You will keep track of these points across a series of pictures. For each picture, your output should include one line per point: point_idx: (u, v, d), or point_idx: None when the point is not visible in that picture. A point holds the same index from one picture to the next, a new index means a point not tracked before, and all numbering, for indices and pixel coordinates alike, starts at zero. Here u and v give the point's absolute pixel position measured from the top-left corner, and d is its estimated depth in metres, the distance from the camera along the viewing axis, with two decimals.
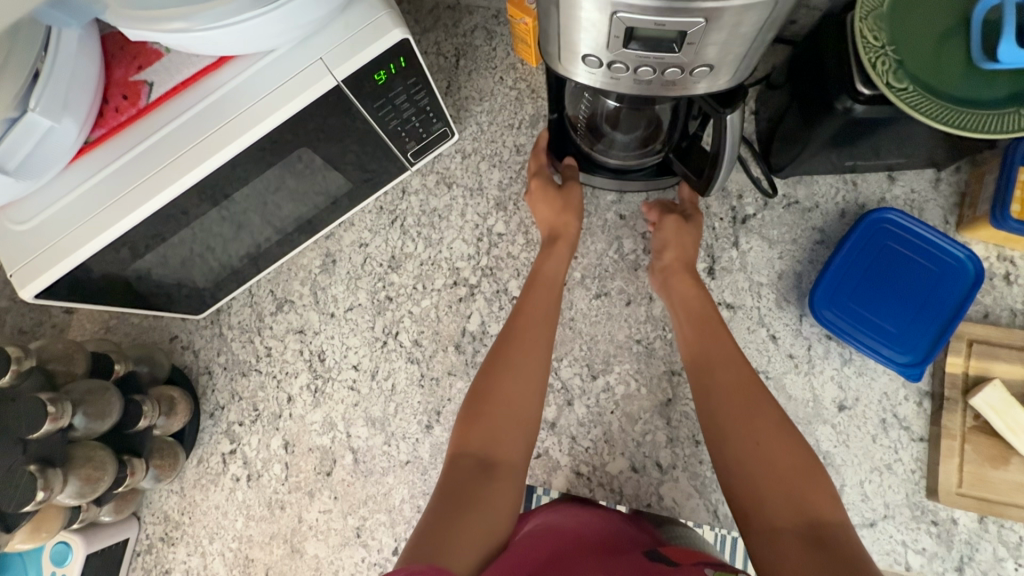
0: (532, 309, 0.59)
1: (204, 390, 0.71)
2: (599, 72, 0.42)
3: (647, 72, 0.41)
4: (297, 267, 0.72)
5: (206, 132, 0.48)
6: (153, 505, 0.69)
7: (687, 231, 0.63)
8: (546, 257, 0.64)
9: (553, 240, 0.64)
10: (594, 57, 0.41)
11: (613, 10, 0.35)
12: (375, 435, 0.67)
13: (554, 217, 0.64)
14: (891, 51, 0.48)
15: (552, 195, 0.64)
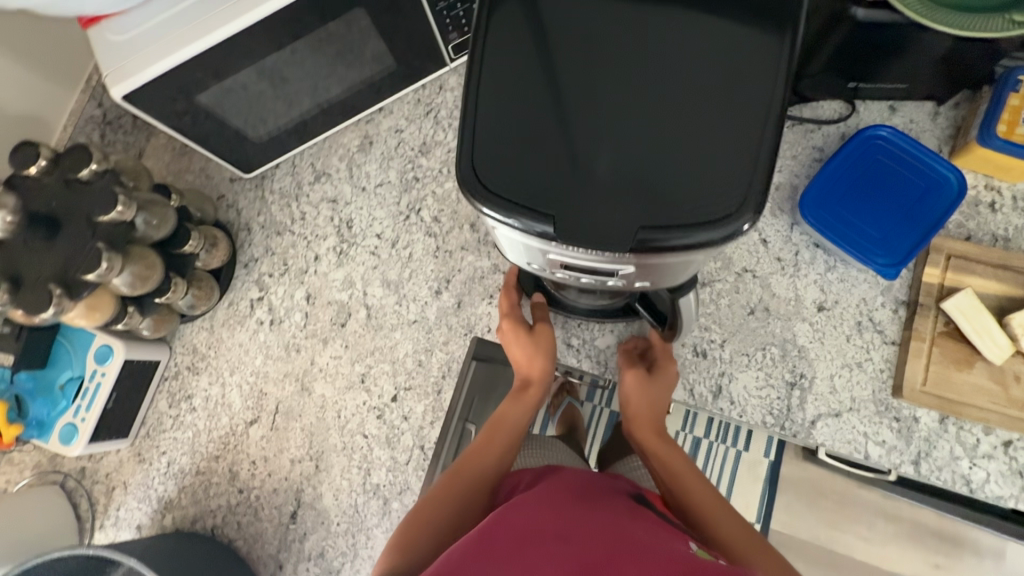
0: (493, 435, 0.60)
1: (242, 244, 0.79)
2: (544, 273, 0.49)
3: (588, 282, 0.48)
4: (338, 145, 0.80)
5: None
6: (184, 338, 0.77)
7: (657, 395, 0.63)
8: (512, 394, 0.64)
9: (523, 382, 0.64)
10: (538, 265, 0.48)
11: (549, 250, 0.43)
12: (389, 295, 0.74)
13: (525, 360, 0.65)
14: None
15: (522, 339, 0.65)
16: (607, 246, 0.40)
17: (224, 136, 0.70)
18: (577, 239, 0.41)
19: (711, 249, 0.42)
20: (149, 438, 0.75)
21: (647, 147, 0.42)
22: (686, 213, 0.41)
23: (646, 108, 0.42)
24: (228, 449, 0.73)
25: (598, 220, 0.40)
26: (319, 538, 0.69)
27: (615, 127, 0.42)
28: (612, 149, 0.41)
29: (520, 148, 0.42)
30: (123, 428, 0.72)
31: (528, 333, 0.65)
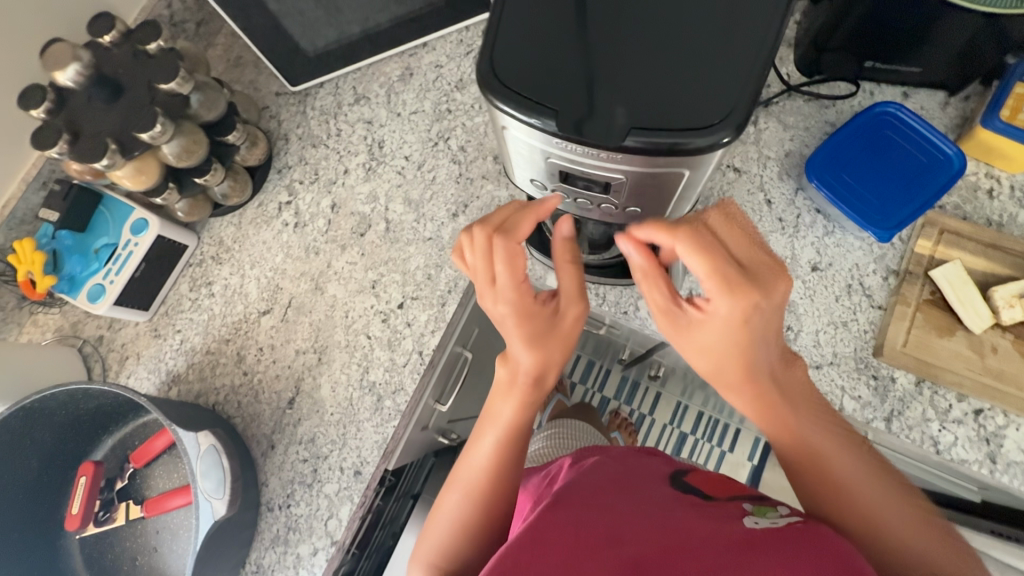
0: (512, 453, 0.55)
1: (278, 151, 0.83)
2: (547, 191, 0.53)
3: (585, 201, 0.52)
4: (380, 72, 0.85)
5: None
6: (212, 230, 0.81)
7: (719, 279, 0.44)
8: (514, 396, 0.54)
9: (534, 387, 0.54)
10: (540, 182, 0.51)
11: (546, 158, 0.46)
12: (409, 213, 0.78)
13: (539, 362, 0.53)
14: None
15: (536, 328, 0.52)
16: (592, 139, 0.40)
17: (278, 43, 0.75)
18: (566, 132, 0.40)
19: (697, 161, 0.41)
20: (166, 316, 0.79)
21: (651, 54, 0.41)
22: (681, 115, 0.39)
23: (659, 16, 0.42)
24: (238, 334, 0.77)
25: (590, 110, 0.40)
26: (312, 425, 0.72)
27: (623, 32, 0.41)
28: (610, 35, 0.41)
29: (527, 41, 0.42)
30: (144, 301, 0.77)
31: (546, 320, 0.53)
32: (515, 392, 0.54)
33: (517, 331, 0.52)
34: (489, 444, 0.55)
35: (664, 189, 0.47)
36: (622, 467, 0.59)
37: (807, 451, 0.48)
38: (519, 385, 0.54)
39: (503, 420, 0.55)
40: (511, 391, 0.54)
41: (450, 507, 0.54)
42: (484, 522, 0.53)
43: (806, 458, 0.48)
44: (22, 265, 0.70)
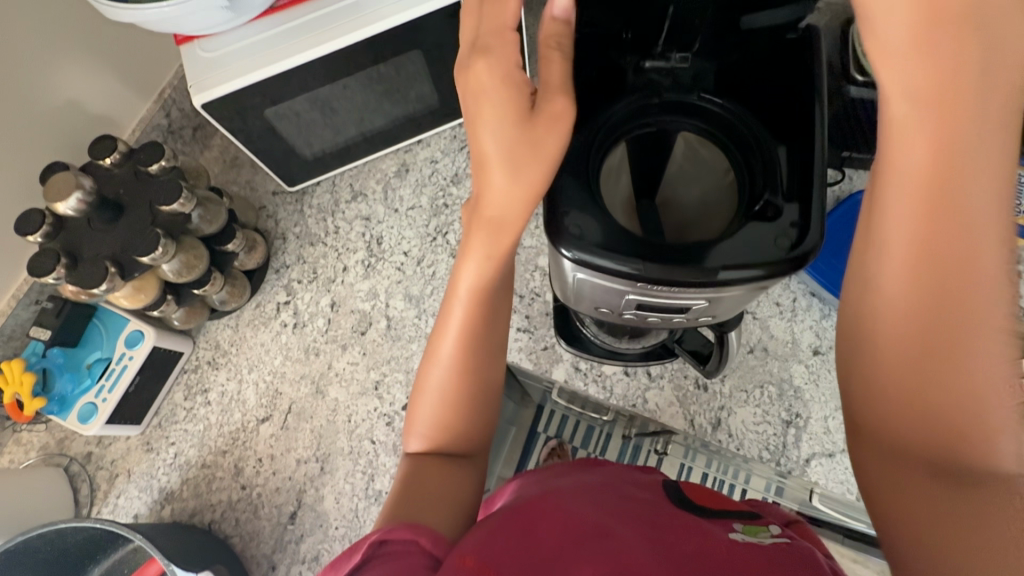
0: (485, 308, 0.50)
1: (275, 250, 0.83)
2: (608, 313, 0.52)
3: (654, 320, 0.50)
4: (376, 169, 0.87)
5: (355, 16, 0.65)
6: (209, 333, 0.80)
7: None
8: (475, 248, 0.48)
9: (490, 225, 0.46)
10: (606, 308, 0.50)
11: (622, 293, 0.45)
12: (410, 309, 0.78)
13: (503, 195, 0.44)
14: None
15: (505, 140, 0.43)
16: (691, 279, 0.40)
17: (276, 151, 0.77)
18: (657, 275, 0.40)
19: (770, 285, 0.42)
20: (159, 428, 0.76)
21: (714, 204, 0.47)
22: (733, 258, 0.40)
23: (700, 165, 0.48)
24: (236, 444, 0.75)
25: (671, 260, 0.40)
26: (315, 541, 0.69)
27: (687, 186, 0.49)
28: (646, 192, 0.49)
29: (609, 186, 0.46)
30: (137, 415, 0.74)
31: (511, 134, 0.43)
32: (475, 235, 0.47)
33: (488, 133, 0.44)
34: (461, 298, 0.50)
35: (738, 302, 0.46)
36: (619, 476, 0.59)
37: (962, 308, 0.33)
38: (483, 222, 0.46)
39: (476, 264, 0.48)
40: (473, 243, 0.47)
41: (435, 380, 0.52)
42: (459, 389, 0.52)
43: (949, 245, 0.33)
44: (9, 387, 0.68)
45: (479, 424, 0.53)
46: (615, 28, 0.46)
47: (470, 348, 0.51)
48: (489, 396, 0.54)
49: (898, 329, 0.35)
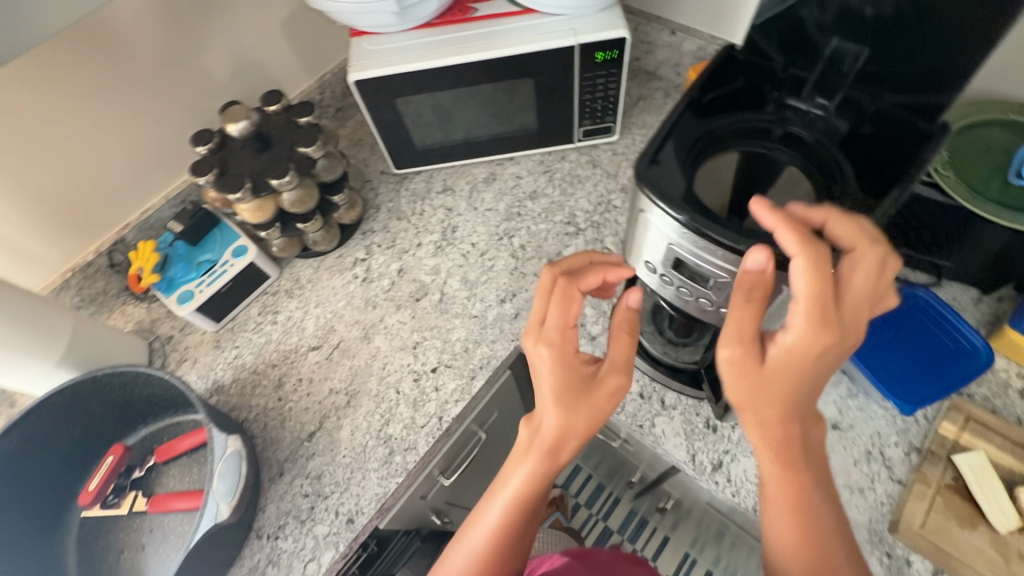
0: (525, 516, 0.53)
1: (368, 216, 0.97)
2: (651, 277, 0.54)
3: (685, 293, 0.52)
4: (469, 172, 1.01)
5: (487, 42, 0.80)
6: (294, 268, 0.93)
7: (731, 338, 0.44)
8: (527, 461, 0.51)
9: (552, 451, 0.50)
10: (651, 265, 0.53)
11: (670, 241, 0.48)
12: (463, 290, 0.87)
13: (570, 430, 0.50)
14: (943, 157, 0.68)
15: (572, 399, 0.50)
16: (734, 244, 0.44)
17: (395, 137, 0.92)
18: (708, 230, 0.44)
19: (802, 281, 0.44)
20: (231, 332, 0.89)
21: None
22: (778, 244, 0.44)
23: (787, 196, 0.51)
24: (285, 362, 0.85)
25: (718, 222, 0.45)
26: (323, 462, 0.75)
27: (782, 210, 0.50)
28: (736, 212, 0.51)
29: (708, 173, 0.51)
30: (218, 314, 0.87)
31: (587, 393, 0.50)
32: (532, 453, 0.51)
33: (549, 385, 0.50)
34: (506, 493, 0.52)
35: (770, 303, 0.48)
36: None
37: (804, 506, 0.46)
38: (534, 451, 0.51)
39: (525, 478, 0.51)
40: (532, 462, 0.51)
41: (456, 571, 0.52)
42: None
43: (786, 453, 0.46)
44: (138, 261, 0.84)
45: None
46: (775, 64, 0.54)
47: (505, 551, 0.52)
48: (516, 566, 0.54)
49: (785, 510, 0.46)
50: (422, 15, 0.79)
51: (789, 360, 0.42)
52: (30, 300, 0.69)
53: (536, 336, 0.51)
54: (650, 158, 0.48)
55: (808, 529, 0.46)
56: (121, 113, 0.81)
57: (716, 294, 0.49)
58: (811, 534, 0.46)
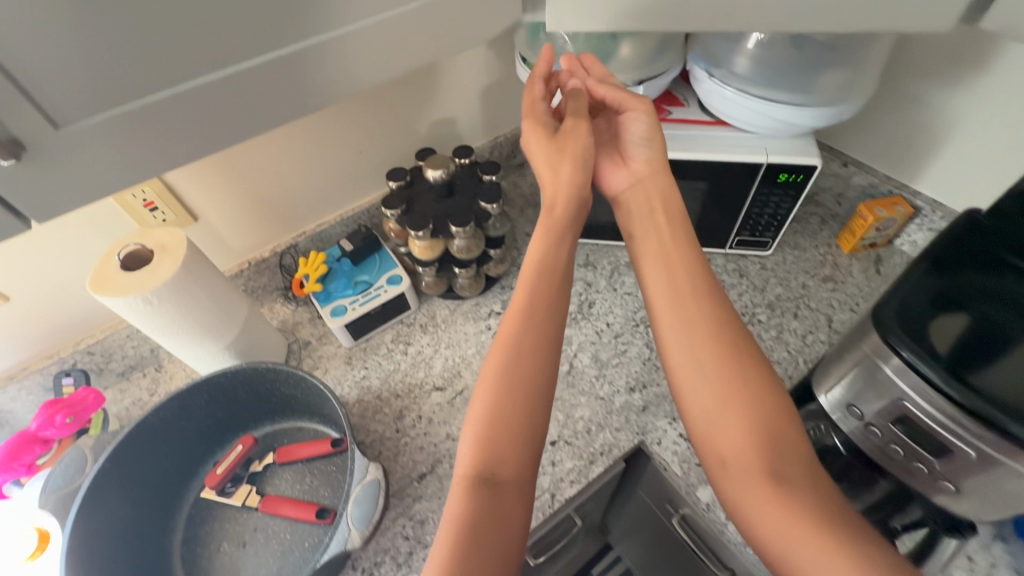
0: (534, 304, 0.67)
1: (510, 273, 1.00)
2: (855, 421, 0.58)
3: (896, 448, 0.55)
4: (612, 253, 1.03)
5: (677, 142, 0.82)
6: (432, 306, 0.97)
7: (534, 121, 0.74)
8: (528, 270, 0.70)
9: (545, 266, 0.70)
10: (857, 410, 0.57)
11: (898, 396, 0.51)
12: (593, 368, 0.87)
13: (554, 185, 0.72)
14: None
15: (574, 151, 0.72)
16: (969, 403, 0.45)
17: None
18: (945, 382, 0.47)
19: None
20: (364, 352, 0.93)
21: None
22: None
23: None
24: (408, 395, 0.86)
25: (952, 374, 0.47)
26: (429, 507, 0.75)
27: None
28: None
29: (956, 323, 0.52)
30: (357, 333, 0.91)
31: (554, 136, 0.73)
32: (544, 223, 0.72)
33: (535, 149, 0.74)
34: (516, 301, 0.68)
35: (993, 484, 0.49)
36: None
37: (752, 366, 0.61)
38: (529, 260, 0.70)
39: (542, 250, 0.71)
40: (537, 277, 0.69)
41: (489, 382, 0.62)
42: (510, 408, 0.61)
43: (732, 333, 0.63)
44: (303, 269, 0.90)
45: (493, 429, 0.60)
46: None
47: (518, 346, 0.64)
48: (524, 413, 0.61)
49: (745, 377, 0.60)
50: None
51: (694, 264, 0.69)
52: (228, 285, 0.76)
53: (528, 101, 0.75)
54: (883, 303, 0.53)
55: (759, 387, 0.59)
56: (334, 158, 0.91)
57: (935, 460, 0.52)
58: (761, 391, 0.59)
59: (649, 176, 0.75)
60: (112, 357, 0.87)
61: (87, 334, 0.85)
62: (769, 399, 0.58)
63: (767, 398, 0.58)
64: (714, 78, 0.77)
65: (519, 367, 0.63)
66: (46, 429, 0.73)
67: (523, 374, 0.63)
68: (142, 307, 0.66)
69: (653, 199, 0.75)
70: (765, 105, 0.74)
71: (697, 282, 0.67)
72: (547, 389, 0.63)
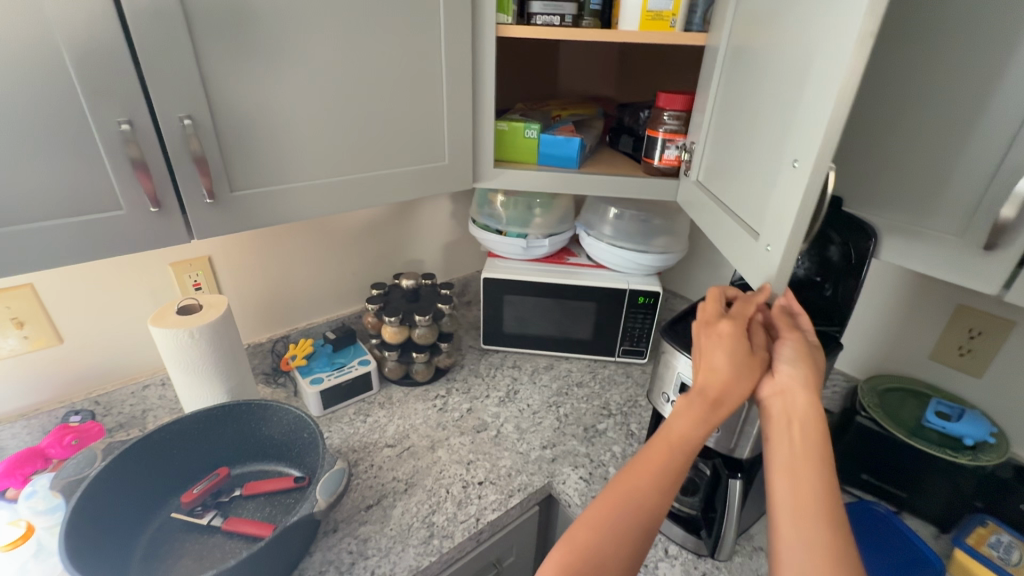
0: (677, 452, 0.70)
1: (455, 369, 1.29)
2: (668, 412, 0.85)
3: None
4: (534, 360, 1.35)
5: (571, 274, 1.25)
6: (390, 390, 1.21)
7: (730, 345, 0.67)
8: (695, 410, 0.70)
9: (680, 446, 0.70)
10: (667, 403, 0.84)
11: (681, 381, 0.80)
12: (515, 433, 1.11)
13: (722, 384, 0.67)
14: (872, 401, 0.98)
15: (742, 363, 0.66)
16: None
17: (493, 320, 1.31)
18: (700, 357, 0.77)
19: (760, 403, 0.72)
20: (328, 421, 1.12)
21: None
22: None
23: None
24: (364, 449, 1.05)
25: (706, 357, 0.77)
26: (372, 529, 0.89)
27: None
28: None
29: None
30: (327, 403, 1.13)
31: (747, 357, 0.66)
32: (695, 404, 0.70)
33: (718, 352, 0.68)
34: (660, 443, 0.71)
35: None
36: None
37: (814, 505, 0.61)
38: (670, 437, 0.71)
39: (680, 421, 0.70)
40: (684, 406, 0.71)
41: (601, 501, 0.69)
42: (619, 528, 0.67)
43: (821, 486, 0.62)
44: (295, 350, 1.17)
45: (591, 540, 0.66)
46: None
47: (640, 479, 0.69)
48: (620, 551, 0.66)
49: (806, 512, 0.60)
50: (535, 253, 1.27)
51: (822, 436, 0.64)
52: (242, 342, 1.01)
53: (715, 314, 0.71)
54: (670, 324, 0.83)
55: (814, 526, 0.59)
56: (331, 266, 1.25)
57: None
58: (814, 530, 0.59)
59: (788, 393, 0.66)
60: (111, 410, 1.02)
61: (100, 386, 1.02)
62: (821, 537, 0.58)
63: (817, 536, 0.59)
64: (591, 236, 1.24)
65: (633, 497, 0.68)
66: (53, 447, 0.88)
67: (631, 495, 0.68)
68: (185, 340, 0.89)
69: (787, 417, 0.65)
70: (620, 250, 1.20)
71: (794, 468, 0.63)
72: (648, 507, 0.68)
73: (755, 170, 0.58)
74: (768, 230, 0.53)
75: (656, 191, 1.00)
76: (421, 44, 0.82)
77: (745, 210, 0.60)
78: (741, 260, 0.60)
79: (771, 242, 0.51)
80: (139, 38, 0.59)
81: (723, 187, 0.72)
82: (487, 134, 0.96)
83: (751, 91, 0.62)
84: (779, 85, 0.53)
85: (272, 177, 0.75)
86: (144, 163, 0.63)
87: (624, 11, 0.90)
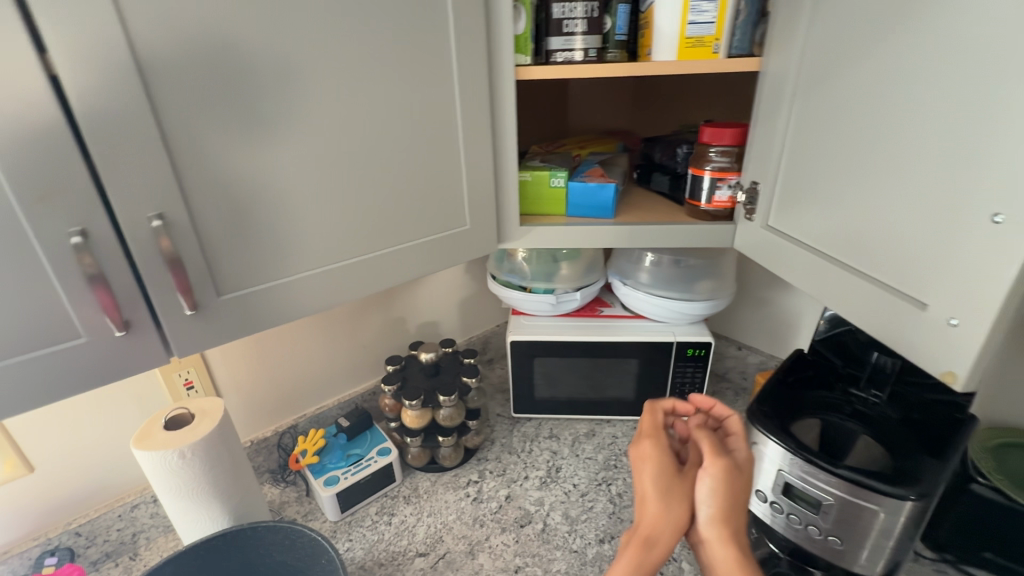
0: None
1: (486, 446, 1.14)
2: (764, 504, 0.71)
3: (795, 519, 0.68)
4: (572, 426, 1.20)
5: (610, 329, 1.11)
6: (414, 479, 1.06)
7: (661, 476, 0.64)
8: (633, 549, 0.62)
9: None
10: (763, 493, 0.70)
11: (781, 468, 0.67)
12: (565, 524, 0.96)
13: (654, 519, 0.62)
14: (988, 464, 0.83)
15: (671, 489, 0.63)
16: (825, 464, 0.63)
17: (523, 386, 1.17)
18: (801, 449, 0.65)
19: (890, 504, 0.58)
20: (348, 525, 0.97)
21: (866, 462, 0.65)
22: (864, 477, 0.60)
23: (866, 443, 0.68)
24: (392, 561, 0.90)
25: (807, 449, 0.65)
26: None
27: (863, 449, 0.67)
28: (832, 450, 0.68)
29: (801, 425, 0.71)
30: (345, 505, 0.97)
31: (676, 478, 0.63)
32: (634, 543, 0.62)
33: (648, 480, 0.64)
34: None
35: (867, 534, 0.62)
36: None
37: None
38: None
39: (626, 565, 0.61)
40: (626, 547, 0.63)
41: None
42: None
43: None
44: (303, 444, 1.02)
45: None
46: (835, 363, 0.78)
47: None
48: None
49: None
50: (566, 308, 1.14)
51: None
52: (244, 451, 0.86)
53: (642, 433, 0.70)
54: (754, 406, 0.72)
55: None
56: (341, 341, 1.12)
57: (821, 520, 0.65)
58: None
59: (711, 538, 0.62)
60: (94, 541, 0.87)
61: (81, 514, 0.87)
62: None
63: None
64: (627, 285, 1.11)
65: None
66: None
67: None
68: (176, 461, 0.75)
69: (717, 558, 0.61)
70: (662, 299, 1.07)
71: None
72: None
73: (902, 231, 0.53)
74: (946, 302, 0.48)
75: (707, 236, 0.88)
76: (432, 98, 0.71)
77: (887, 274, 0.55)
78: (892, 331, 0.55)
79: (961, 319, 0.46)
80: (90, 129, 0.47)
81: (818, 235, 0.66)
82: (511, 190, 0.84)
83: (865, 142, 0.57)
84: (940, 143, 0.48)
85: (266, 272, 0.62)
86: (105, 277, 0.50)
87: (657, 41, 0.79)
